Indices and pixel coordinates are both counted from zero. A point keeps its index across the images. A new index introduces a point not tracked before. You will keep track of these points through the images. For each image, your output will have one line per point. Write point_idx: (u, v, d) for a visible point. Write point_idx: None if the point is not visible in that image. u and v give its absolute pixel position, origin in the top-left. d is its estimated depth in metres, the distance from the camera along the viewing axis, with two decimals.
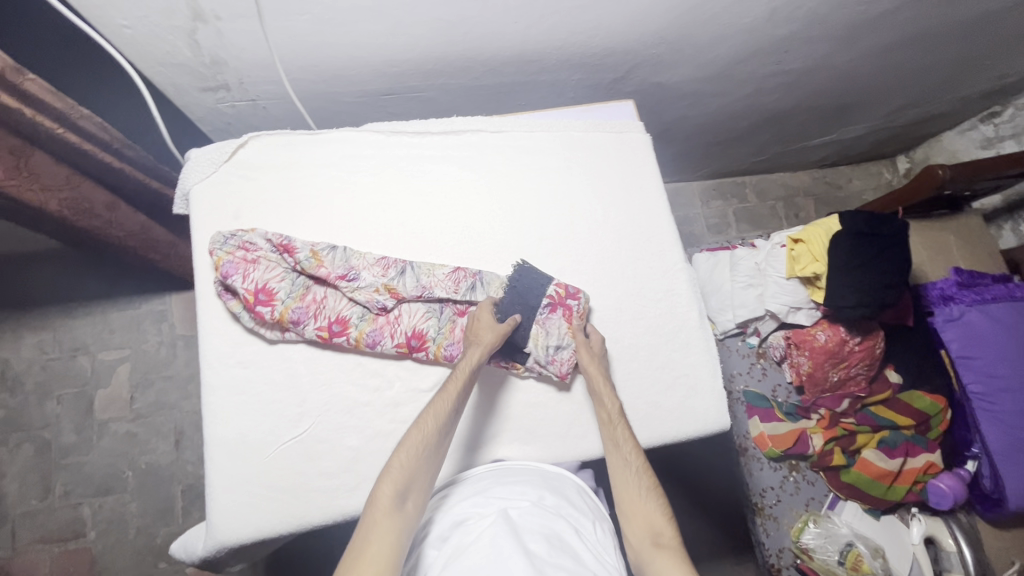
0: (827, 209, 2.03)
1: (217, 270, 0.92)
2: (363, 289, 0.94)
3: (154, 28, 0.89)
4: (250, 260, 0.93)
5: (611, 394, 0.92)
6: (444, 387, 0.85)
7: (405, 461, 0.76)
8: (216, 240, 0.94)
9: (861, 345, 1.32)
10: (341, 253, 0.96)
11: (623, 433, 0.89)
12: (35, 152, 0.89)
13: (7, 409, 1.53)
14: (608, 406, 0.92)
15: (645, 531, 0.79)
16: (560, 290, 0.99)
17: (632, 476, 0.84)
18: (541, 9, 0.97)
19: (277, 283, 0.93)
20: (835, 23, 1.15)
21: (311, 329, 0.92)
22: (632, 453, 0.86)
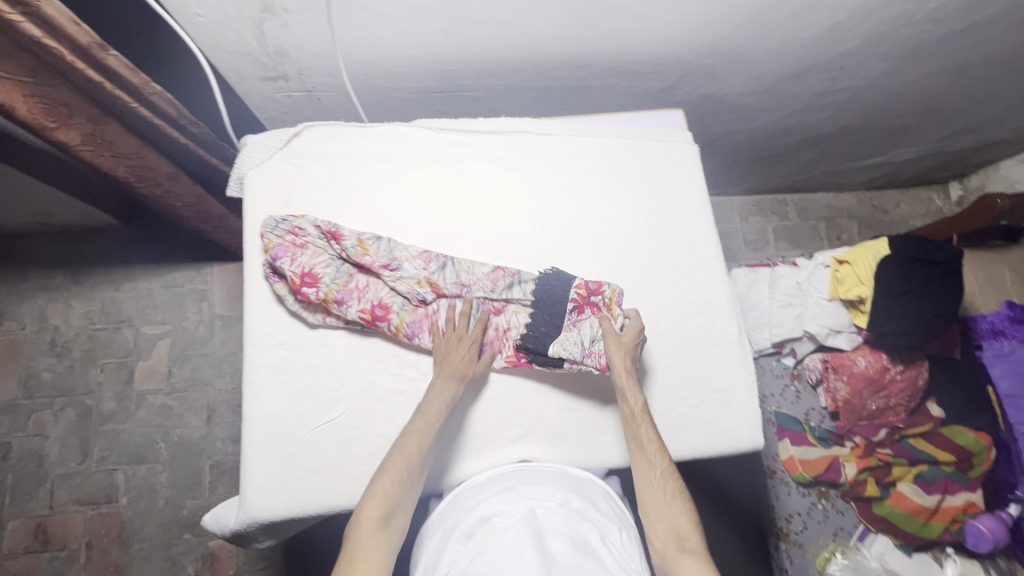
0: (871, 233, 1.97)
1: (267, 253, 0.95)
2: (406, 279, 0.96)
3: (225, 18, 0.92)
4: (300, 245, 0.96)
5: (637, 390, 0.89)
6: (421, 411, 0.87)
7: (390, 486, 0.79)
8: (268, 224, 0.96)
9: (903, 375, 1.28)
10: (385, 244, 0.97)
11: (646, 431, 0.87)
12: (111, 124, 0.94)
13: (55, 373, 1.61)
14: (631, 401, 0.88)
15: (669, 534, 0.79)
16: (581, 290, 0.97)
17: (655, 480, 0.83)
18: (598, 14, 0.97)
19: (322, 268, 0.95)
20: (898, 41, 1.12)
21: (353, 309, 0.93)
22: (657, 453, 0.85)
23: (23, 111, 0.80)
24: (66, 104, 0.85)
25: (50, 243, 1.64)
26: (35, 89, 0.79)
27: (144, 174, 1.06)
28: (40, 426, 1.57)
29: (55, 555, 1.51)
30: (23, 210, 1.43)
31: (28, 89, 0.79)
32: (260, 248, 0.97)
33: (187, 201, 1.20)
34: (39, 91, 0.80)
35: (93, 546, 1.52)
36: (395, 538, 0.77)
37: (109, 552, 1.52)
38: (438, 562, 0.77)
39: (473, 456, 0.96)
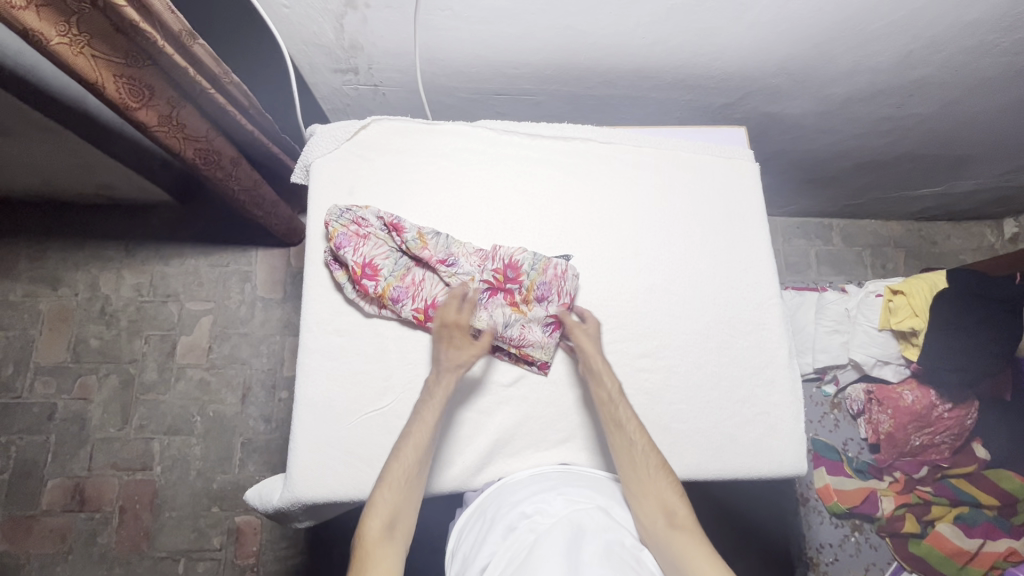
0: (917, 264, 1.92)
1: (331, 240, 0.97)
2: (462, 276, 0.97)
3: (310, 10, 0.95)
4: (362, 235, 0.98)
5: (609, 373, 0.92)
6: (421, 415, 0.87)
7: (394, 492, 0.81)
8: (332, 213, 0.99)
9: (952, 414, 1.26)
10: (444, 238, 0.99)
11: (623, 412, 0.88)
12: (186, 107, 0.97)
13: (102, 340, 1.66)
14: (606, 385, 0.90)
15: (655, 508, 0.80)
16: (499, 274, 0.99)
17: (637, 460, 0.85)
18: (672, 26, 0.98)
19: (382, 260, 0.98)
20: (974, 71, 1.10)
21: (408, 308, 0.96)
22: (636, 432, 0.87)
23: (112, 90, 0.84)
24: (151, 87, 0.88)
25: (110, 214, 1.71)
26: (125, 70, 0.83)
27: (210, 157, 1.07)
28: (85, 390, 1.63)
29: (90, 515, 1.55)
30: (87, 181, 1.48)
31: (118, 69, 0.82)
32: (321, 235, 1.00)
33: (245, 185, 1.22)
34: (128, 72, 0.84)
35: (126, 511, 1.56)
36: (402, 543, 0.78)
37: (141, 517, 1.56)
38: (479, 551, 0.78)
39: (515, 456, 0.96)
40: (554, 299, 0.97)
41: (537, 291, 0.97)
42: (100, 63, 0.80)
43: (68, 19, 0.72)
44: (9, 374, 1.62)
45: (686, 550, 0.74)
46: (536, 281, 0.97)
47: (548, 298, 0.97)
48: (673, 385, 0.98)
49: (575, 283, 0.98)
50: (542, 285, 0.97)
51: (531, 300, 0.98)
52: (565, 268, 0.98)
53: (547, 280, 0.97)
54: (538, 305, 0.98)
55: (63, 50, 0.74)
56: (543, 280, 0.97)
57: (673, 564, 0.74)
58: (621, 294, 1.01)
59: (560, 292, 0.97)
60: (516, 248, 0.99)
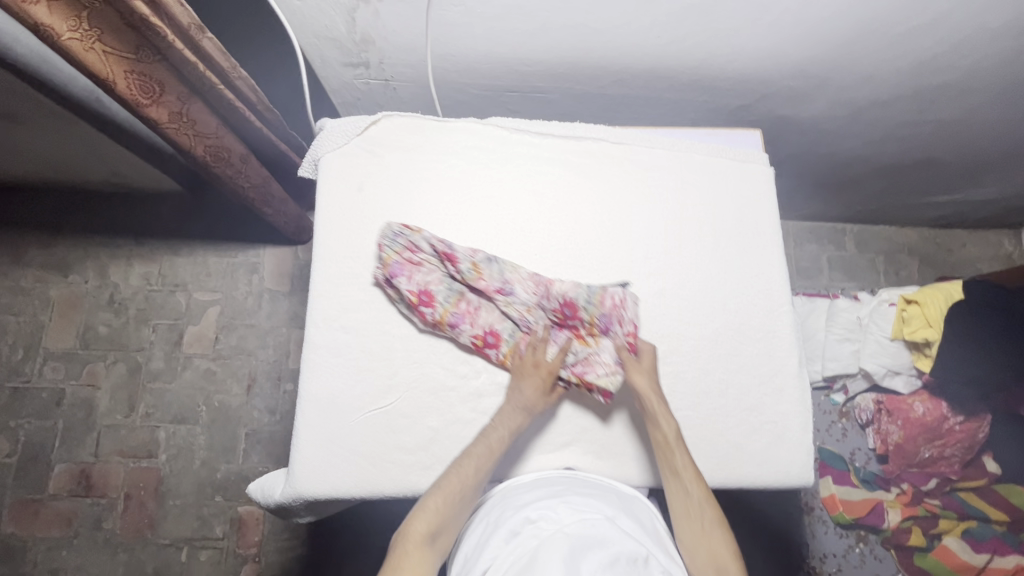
0: (932, 272, 1.89)
1: (384, 267, 0.96)
2: (518, 304, 0.97)
3: (321, 3, 0.94)
4: (415, 262, 0.97)
5: (667, 416, 0.90)
6: (485, 432, 0.89)
7: (444, 503, 0.82)
8: (386, 235, 0.98)
9: (963, 426, 1.24)
10: (497, 266, 0.98)
11: (680, 459, 0.87)
12: (196, 103, 0.97)
13: (110, 328, 1.67)
14: (664, 428, 0.89)
15: (707, 561, 0.79)
16: (557, 314, 0.98)
17: (692, 508, 0.83)
18: (688, 25, 0.96)
19: (436, 286, 0.97)
20: (998, 77, 1.07)
21: (466, 335, 0.96)
22: (692, 481, 0.86)
23: (124, 87, 0.83)
24: (161, 82, 0.88)
25: (119, 203, 1.72)
26: (136, 66, 0.83)
27: (220, 154, 1.08)
28: (93, 376, 1.64)
29: (96, 501, 1.57)
30: (98, 170, 1.48)
31: (129, 64, 0.82)
32: (371, 254, 0.99)
33: (254, 182, 1.22)
34: (138, 68, 0.83)
35: (131, 498, 1.57)
36: (439, 555, 0.80)
37: (146, 504, 1.57)
38: (481, 554, 0.77)
39: (519, 458, 0.96)
40: (617, 329, 0.96)
41: (599, 324, 0.97)
42: (110, 57, 0.79)
43: (79, 13, 0.72)
44: (19, 359, 1.64)
45: None
46: (596, 316, 0.97)
47: (611, 329, 0.96)
48: (680, 391, 0.97)
49: (634, 309, 0.98)
50: (603, 317, 0.97)
51: (596, 333, 0.97)
52: (624, 297, 0.97)
53: (607, 311, 0.97)
54: (604, 336, 0.97)
55: (73, 45, 0.74)
56: (603, 311, 0.97)
57: None
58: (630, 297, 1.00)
59: (621, 321, 0.96)
60: (569, 285, 0.97)
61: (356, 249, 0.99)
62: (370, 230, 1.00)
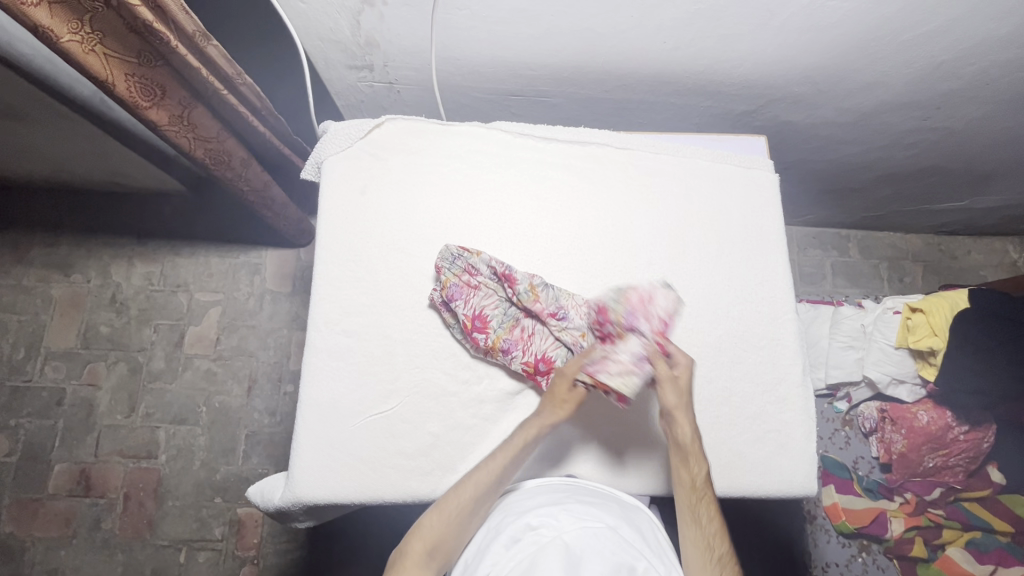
0: (937, 279, 1.88)
1: (442, 289, 0.95)
2: (571, 330, 0.95)
3: (326, 5, 0.94)
4: (473, 285, 0.96)
5: (699, 461, 0.87)
6: (495, 454, 0.88)
7: (443, 522, 0.81)
8: (445, 256, 0.97)
9: (967, 436, 1.24)
10: (553, 291, 0.96)
11: (704, 508, 0.85)
12: (198, 108, 0.97)
13: (112, 327, 1.67)
14: (693, 471, 0.87)
15: None
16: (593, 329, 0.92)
17: (711, 564, 0.81)
18: (693, 31, 0.96)
19: (491, 310, 0.96)
20: (1006, 85, 1.06)
21: (518, 360, 0.93)
22: (716, 535, 0.83)
23: (123, 88, 0.83)
24: (162, 86, 0.88)
25: (122, 202, 1.72)
26: (137, 69, 0.83)
27: (221, 157, 1.07)
28: (94, 375, 1.64)
29: (95, 501, 1.57)
30: (100, 169, 1.48)
31: (129, 67, 0.82)
32: (428, 273, 0.99)
33: (255, 186, 1.21)
34: (139, 71, 0.84)
35: (130, 498, 1.57)
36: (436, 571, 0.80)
37: (145, 505, 1.57)
38: (481, 561, 0.76)
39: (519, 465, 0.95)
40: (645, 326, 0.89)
41: (626, 321, 0.89)
42: (110, 59, 0.79)
43: (81, 17, 0.72)
44: (21, 358, 1.64)
45: None
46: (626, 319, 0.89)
47: (637, 326, 0.89)
48: None
49: (661, 308, 0.90)
50: (630, 312, 0.89)
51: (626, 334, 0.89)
52: (652, 292, 0.91)
53: (633, 307, 0.90)
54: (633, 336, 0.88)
55: (73, 47, 0.74)
56: (629, 306, 0.90)
57: None
58: None
59: (648, 317, 0.90)
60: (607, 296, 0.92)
61: (357, 252, 0.99)
62: (371, 233, 1.00)
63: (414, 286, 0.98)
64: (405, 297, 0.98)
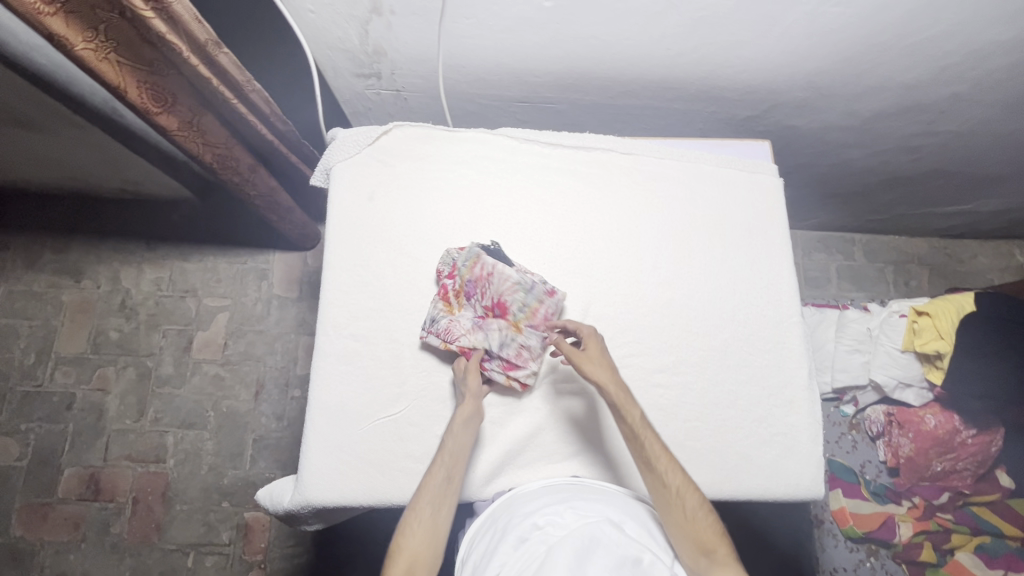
0: (943, 282, 1.87)
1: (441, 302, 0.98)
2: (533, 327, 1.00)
3: (335, 15, 0.96)
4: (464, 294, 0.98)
5: (632, 404, 0.87)
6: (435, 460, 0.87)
7: (417, 533, 0.79)
8: (446, 261, 0.98)
9: (975, 439, 1.23)
10: None
11: (653, 448, 0.84)
12: (207, 116, 0.99)
13: (122, 332, 1.69)
14: (629, 419, 0.86)
15: (695, 548, 0.77)
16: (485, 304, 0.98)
17: (671, 498, 0.80)
18: (696, 38, 0.97)
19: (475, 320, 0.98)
20: (1011, 88, 1.06)
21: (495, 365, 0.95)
22: (670, 469, 0.82)
23: (135, 95, 0.85)
24: (173, 93, 0.90)
25: (132, 209, 1.74)
26: (148, 77, 0.85)
27: (228, 162, 1.09)
28: (103, 380, 1.66)
29: (104, 505, 1.58)
30: (112, 176, 1.51)
31: (141, 75, 0.84)
32: (431, 277, 1.00)
33: (262, 191, 1.23)
34: (151, 78, 0.86)
35: (139, 502, 1.58)
36: None
37: (153, 509, 1.58)
38: (489, 561, 0.76)
39: (526, 468, 0.95)
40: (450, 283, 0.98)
41: (465, 289, 0.98)
42: (122, 68, 0.81)
43: (95, 26, 0.74)
44: (32, 363, 1.66)
45: None
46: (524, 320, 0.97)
47: (473, 297, 0.98)
48: (689, 402, 0.97)
49: (502, 283, 0.97)
50: (469, 283, 0.98)
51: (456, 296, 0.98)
52: (491, 269, 0.97)
53: (473, 279, 0.98)
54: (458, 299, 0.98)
55: (87, 55, 0.76)
56: (470, 277, 0.98)
57: None
58: (639, 306, 1.00)
59: (484, 292, 0.98)
60: (507, 287, 0.97)
61: (365, 257, 1.00)
62: (380, 238, 1.01)
63: (421, 290, 0.99)
64: (412, 301, 0.99)
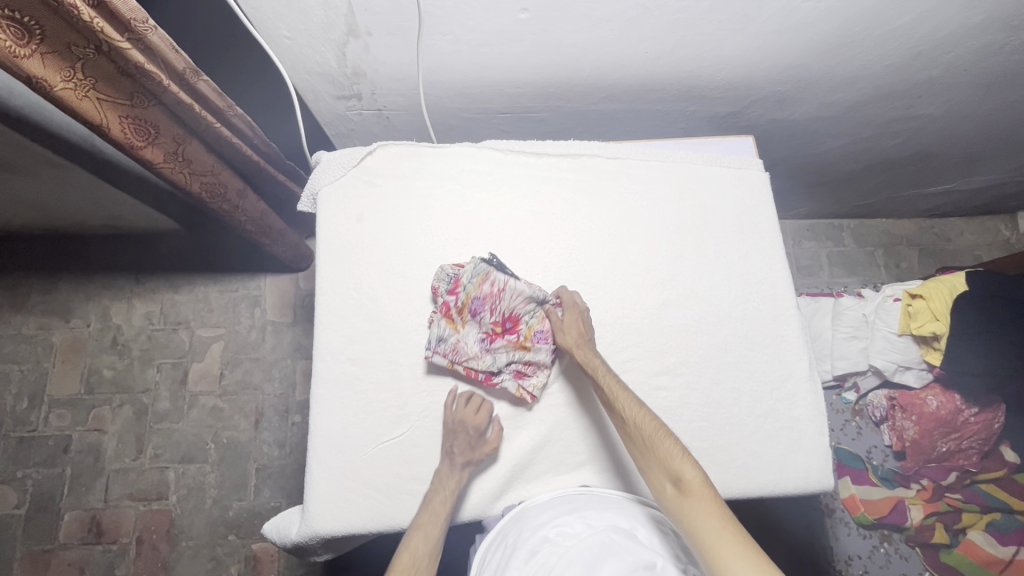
0: (932, 262, 1.89)
1: (444, 316, 0.96)
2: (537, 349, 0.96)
3: (311, 40, 0.96)
4: (467, 309, 0.97)
5: (592, 356, 0.91)
6: (428, 497, 0.87)
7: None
8: (441, 277, 0.98)
9: (978, 418, 1.23)
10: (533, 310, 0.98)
11: (611, 387, 0.87)
12: (192, 143, 0.97)
13: (115, 370, 1.67)
14: (596, 365, 0.90)
15: (663, 476, 0.77)
16: (495, 327, 0.98)
17: (632, 432, 0.83)
18: (674, 39, 0.98)
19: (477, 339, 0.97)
20: (984, 70, 1.08)
21: (506, 380, 0.96)
22: (630, 405, 0.84)
23: (118, 131, 0.85)
24: (156, 125, 0.89)
25: (119, 243, 1.72)
26: (131, 111, 0.84)
27: (217, 190, 1.08)
28: (99, 421, 1.63)
29: (107, 547, 1.54)
30: (97, 214, 1.49)
31: (122, 110, 0.83)
32: (426, 295, 0.99)
33: (251, 216, 1.22)
34: (133, 113, 0.85)
35: (143, 542, 1.55)
36: None
37: (158, 548, 1.55)
38: None
39: (535, 482, 0.95)
40: (454, 298, 0.97)
41: (470, 305, 0.97)
42: (102, 103, 0.80)
43: (72, 64, 0.73)
44: (25, 408, 1.63)
45: (697, 515, 0.71)
46: (535, 326, 0.98)
47: (480, 313, 0.97)
48: (693, 403, 0.96)
49: (513, 298, 0.97)
50: (477, 299, 0.97)
51: (465, 313, 0.97)
52: (502, 286, 0.96)
53: (482, 295, 0.97)
54: (470, 318, 0.97)
55: (67, 95, 0.76)
56: (478, 294, 0.97)
57: (686, 528, 0.72)
58: (636, 310, 1.00)
59: (493, 308, 0.97)
60: (519, 302, 0.97)
61: (358, 279, 0.99)
62: (371, 259, 1.00)
63: (416, 309, 0.99)
64: (408, 321, 0.98)
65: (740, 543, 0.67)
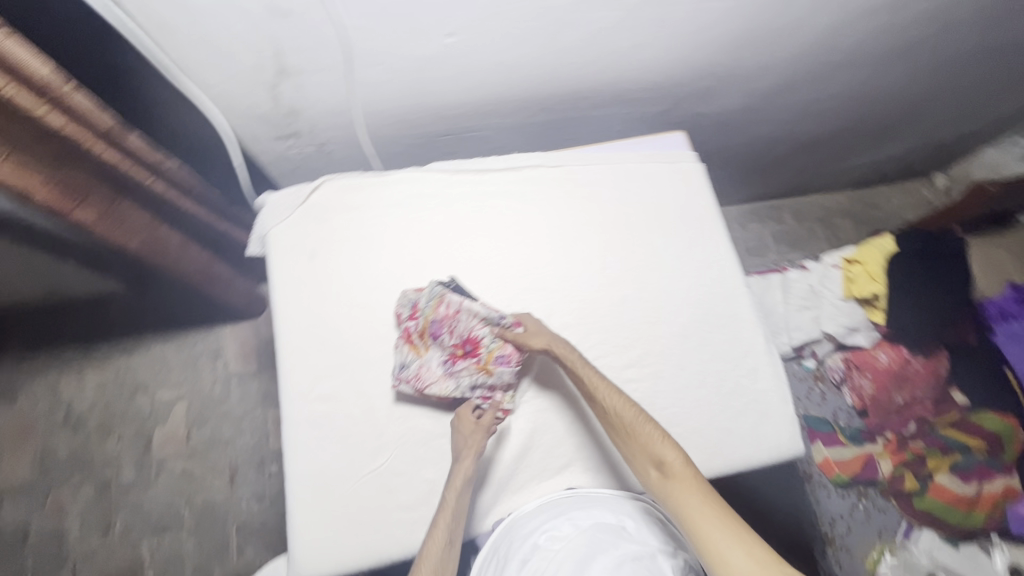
0: (866, 228, 2.01)
1: (406, 344, 0.97)
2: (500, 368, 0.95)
3: (242, 84, 0.96)
4: (427, 335, 0.97)
5: (569, 350, 0.92)
6: (434, 522, 0.83)
7: None
8: (404, 302, 0.98)
9: (924, 366, 1.34)
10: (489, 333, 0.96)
11: (589, 377, 0.88)
12: (126, 200, 0.98)
13: (71, 447, 1.57)
14: (569, 356, 0.91)
15: (647, 461, 0.79)
16: (457, 349, 0.97)
17: (614, 420, 0.85)
18: (596, 48, 1.03)
19: (438, 365, 0.95)
20: (879, 47, 1.18)
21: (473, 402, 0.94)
22: (608, 394, 0.86)
23: (44, 195, 0.84)
24: (85, 186, 0.90)
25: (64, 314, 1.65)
26: (56, 174, 0.84)
27: (158, 247, 1.07)
28: (58, 504, 1.53)
29: None
30: None
31: (48, 173, 0.83)
32: (389, 322, 0.99)
33: (199, 266, 1.20)
34: (57, 176, 0.85)
35: None
36: None
37: None
38: None
39: (522, 492, 0.95)
40: (413, 323, 0.97)
41: (429, 329, 0.97)
42: (26, 169, 0.81)
43: None
44: None
45: (682, 496, 0.74)
46: (496, 351, 0.96)
47: (440, 336, 0.97)
48: (663, 391, 0.99)
49: (470, 320, 0.97)
50: (435, 322, 0.97)
51: (426, 337, 0.97)
52: (457, 307, 0.96)
53: (439, 317, 0.97)
54: (432, 341, 0.97)
55: None
56: (436, 316, 0.97)
57: (672, 509, 0.74)
58: (597, 309, 1.03)
59: (452, 330, 0.97)
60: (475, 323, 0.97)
61: (318, 316, 0.99)
62: (329, 294, 1.00)
63: (381, 337, 0.98)
64: (375, 350, 0.98)
65: (723, 520, 0.70)
